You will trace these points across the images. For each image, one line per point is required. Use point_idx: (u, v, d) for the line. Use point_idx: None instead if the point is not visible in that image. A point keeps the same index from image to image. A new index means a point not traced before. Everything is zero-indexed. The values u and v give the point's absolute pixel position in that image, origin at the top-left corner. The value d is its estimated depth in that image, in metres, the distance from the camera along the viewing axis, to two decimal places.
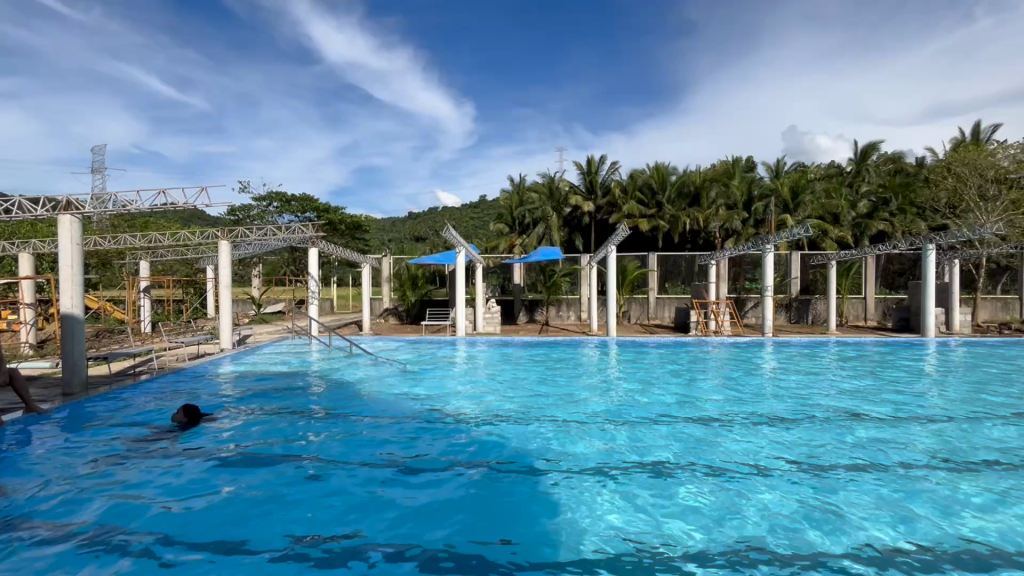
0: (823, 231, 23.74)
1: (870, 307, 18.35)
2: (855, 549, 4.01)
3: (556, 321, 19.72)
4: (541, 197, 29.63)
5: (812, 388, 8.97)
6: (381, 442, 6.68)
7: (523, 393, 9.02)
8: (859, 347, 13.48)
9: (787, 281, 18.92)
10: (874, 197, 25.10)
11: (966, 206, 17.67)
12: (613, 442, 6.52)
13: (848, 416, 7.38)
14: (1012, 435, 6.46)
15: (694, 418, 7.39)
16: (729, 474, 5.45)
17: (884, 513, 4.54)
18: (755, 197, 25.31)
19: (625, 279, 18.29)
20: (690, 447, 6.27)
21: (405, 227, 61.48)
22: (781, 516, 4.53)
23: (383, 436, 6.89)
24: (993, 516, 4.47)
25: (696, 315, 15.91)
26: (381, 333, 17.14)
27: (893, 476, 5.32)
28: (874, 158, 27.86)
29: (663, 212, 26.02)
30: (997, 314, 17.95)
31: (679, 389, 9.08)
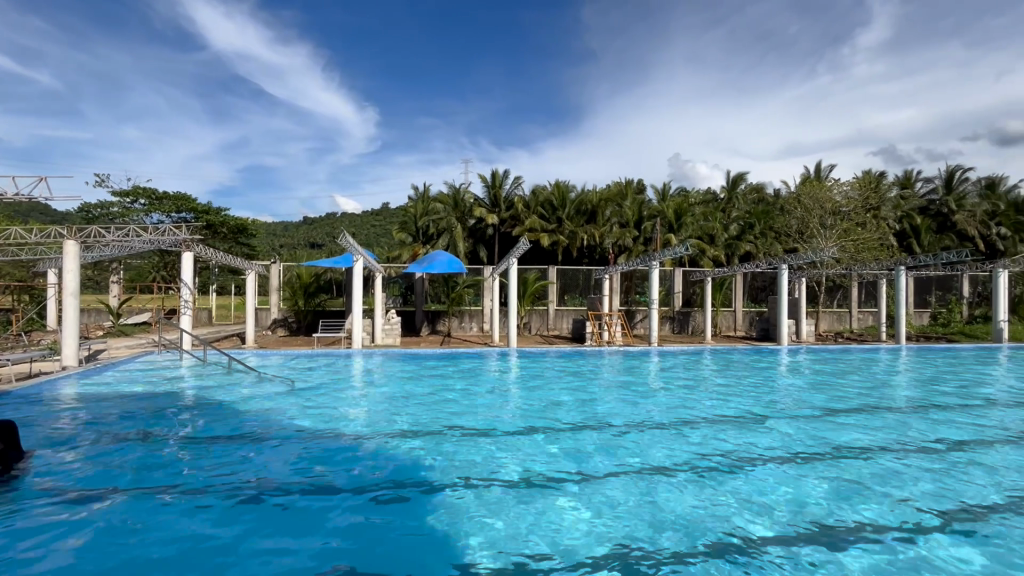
0: (701, 250, 26.31)
1: (739, 318, 20.60)
2: (728, 534, 4.46)
3: (458, 332, 19.64)
4: (445, 207, 29.52)
5: (691, 394, 9.82)
6: (272, 462, 6.14)
7: (424, 407, 8.83)
8: (729, 355, 15.10)
9: (672, 295, 20.57)
10: (741, 221, 28.31)
11: (812, 232, 20.66)
12: (519, 451, 6.59)
13: (719, 417, 8.21)
14: (843, 428, 7.60)
15: (590, 426, 7.69)
16: (626, 477, 5.72)
17: (762, 507, 5.00)
18: (645, 217, 27.41)
19: (526, 292, 18.75)
20: (586, 453, 6.50)
21: (300, 231, 57.74)
22: (669, 512, 4.89)
23: (275, 456, 6.34)
24: (834, 498, 5.20)
25: (591, 326, 16.78)
26: (268, 346, 15.73)
27: (760, 469, 5.98)
28: (742, 187, 31.62)
29: (563, 227, 27.15)
30: (834, 325, 21.06)
31: (574, 398, 9.49)
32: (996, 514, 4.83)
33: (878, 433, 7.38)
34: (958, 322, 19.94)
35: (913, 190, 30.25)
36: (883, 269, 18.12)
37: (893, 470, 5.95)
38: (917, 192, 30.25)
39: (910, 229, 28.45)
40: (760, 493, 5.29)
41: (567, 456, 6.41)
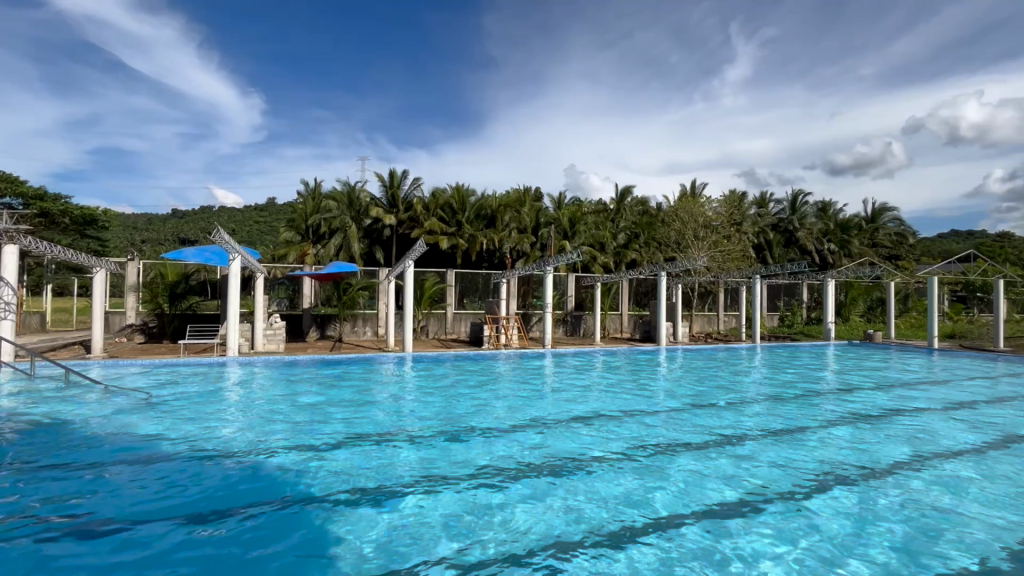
0: (593, 257, 27.83)
1: (625, 321, 22.14)
2: (615, 524, 4.73)
3: (351, 337, 18.70)
4: (339, 205, 28.02)
5: (581, 394, 10.29)
6: (129, 489, 5.36)
7: (313, 417, 8.27)
8: (616, 356, 16.14)
9: (565, 299, 21.44)
10: (628, 231, 30.44)
11: (688, 243, 22.87)
12: (414, 458, 6.42)
13: (605, 414, 8.68)
14: (710, 420, 8.42)
15: (487, 429, 7.72)
16: (521, 477, 5.82)
17: (644, 495, 5.37)
18: (542, 223, 28.35)
19: (423, 295, 18.38)
20: (485, 456, 6.52)
21: (167, 225, 51.23)
22: (561, 508, 5.06)
23: (134, 482, 5.56)
24: (705, 482, 5.74)
25: (488, 330, 16.94)
26: (120, 356, 13.64)
27: (643, 460, 6.43)
28: (629, 200, 34.07)
29: (462, 231, 27.05)
30: (705, 327, 23.46)
31: (471, 401, 9.48)
32: (832, 487, 5.64)
33: (737, 422, 8.30)
34: (800, 324, 23.26)
35: (768, 209, 34.81)
36: (744, 277, 20.56)
37: (754, 454, 6.73)
38: (771, 211, 34.86)
39: (765, 242, 32.71)
40: (646, 483, 5.69)
41: (466, 459, 6.37)
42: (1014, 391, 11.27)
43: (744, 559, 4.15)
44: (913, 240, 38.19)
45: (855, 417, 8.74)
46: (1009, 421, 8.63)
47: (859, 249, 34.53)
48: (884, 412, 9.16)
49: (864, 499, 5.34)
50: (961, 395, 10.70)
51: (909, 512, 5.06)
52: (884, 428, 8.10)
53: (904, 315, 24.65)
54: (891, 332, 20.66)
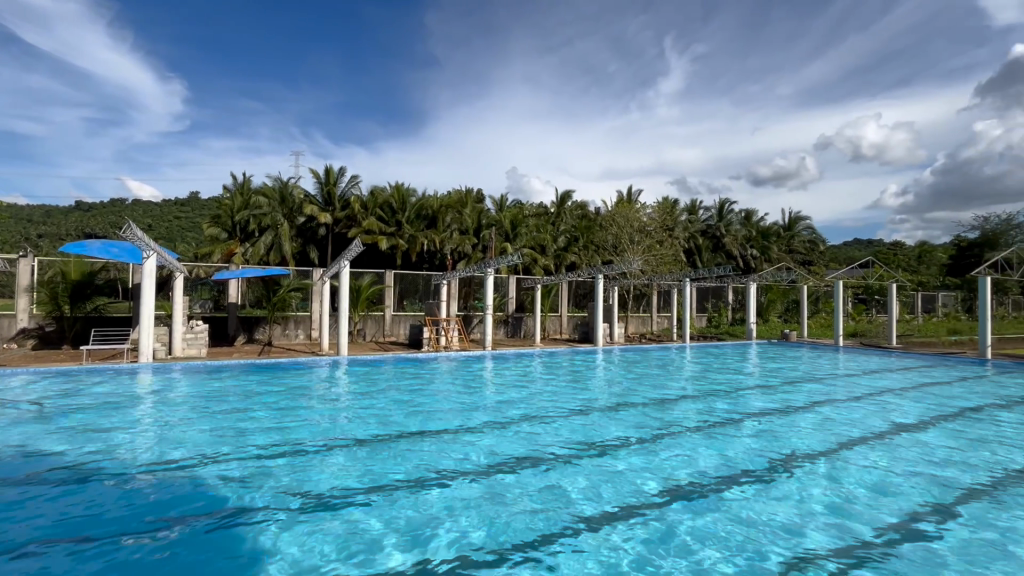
0: (534, 259, 28.19)
1: (564, 322, 22.58)
2: (553, 523, 4.79)
3: (282, 341, 17.80)
4: (270, 202, 26.63)
5: (520, 396, 10.36)
6: (20, 514, 4.81)
7: (241, 425, 7.82)
8: (556, 357, 16.44)
9: (506, 301, 21.55)
10: (568, 234, 31.09)
11: (624, 246, 23.73)
12: (349, 466, 6.20)
13: (543, 415, 8.80)
14: (643, 418, 8.75)
15: (425, 433, 7.59)
16: (460, 481, 5.77)
17: (583, 493, 5.47)
18: (483, 225, 28.30)
19: (360, 297, 17.81)
20: (428, 460, 6.45)
21: (70, 217, 46.45)
22: (499, 510, 5.06)
23: (27, 506, 4.99)
24: (640, 478, 5.93)
25: (428, 332, 16.71)
26: (8, 363, 12.16)
27: (580, 458, 6.57)
28: (568, 204, 34.85)
29: (402, 231, 26.52)
30: (640, 327, 24.45)
31: (411, 405, 9.34)
32: (756, 476, 6.06)
33: (668, 419, 8.67)
34: (725, 324, 24.81)
35: (698, 216, 36.83)
36: (676, 280, 21.60)
37: (686, 448, 7.10)
38: (700, 217, 36.90)
39: (695, 247, 34.61)
40: (587, 479, 5.85)
41: (408, 464, 6.28)
42: (905, 383, 12.60)
43: (678, 550, 4.36)
44: (822, 247, 41.80)
45: (774, 411, 9.43)
46: (902, 410, 9.61)
47: (777, 255, 37.31)
48: (798, 405, 9.91)
49: (783, 486, 5.77)
50: (862, 388, 11.79)
51: (822, 496, 5.52)
52: (797, 420, 8.77)
53: (815, 316, 26.93)
54: (804, 331, 22.49)
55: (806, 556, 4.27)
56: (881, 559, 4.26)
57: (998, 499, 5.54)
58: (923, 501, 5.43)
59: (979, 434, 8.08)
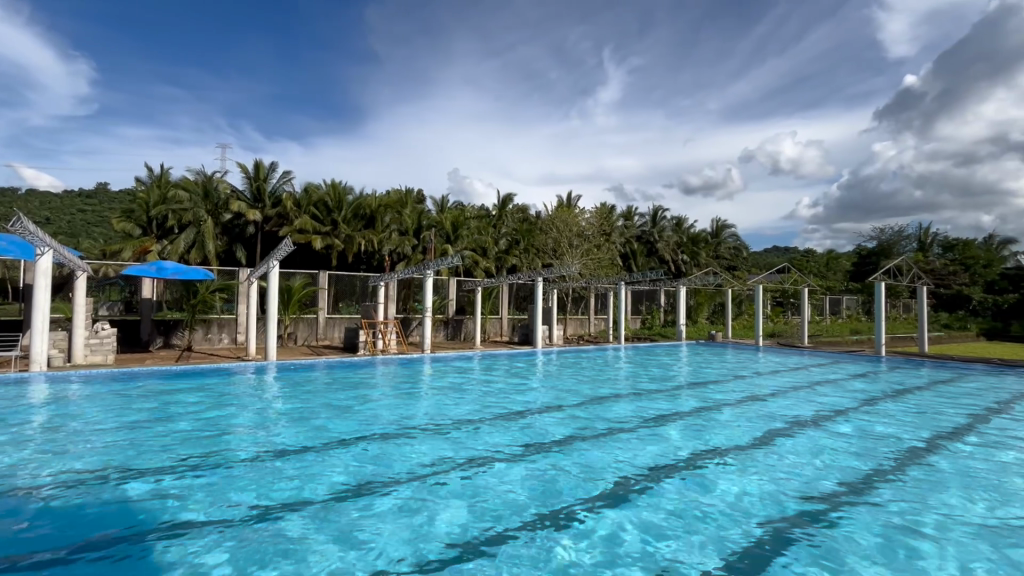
0: (475, 261, 28.13)
1: (504, 324, 22.70)
2: (495, 525, 4.80)
3: (203, 345, 16.59)
4: (191, 196, 24.83)
5: (460, 399, 10.28)
6: None
7: (155, 436, 7.22)
8: (495, 359, 16.47)
9: (446, 303, 21.32)
10: (509, 237, 31.34)
11: (564, 250, 24.25)
12: (281, 475, 5.91)
13: (483, 418, 8.78)
14: (580, 418, 8.96)
15: (362, 440, 7.37)
16: (399, 488, 5.66)
17: (523, 494, 5.53)
18: (423, 226, 27.67)
19: (291, 299, 16.97)
20: (364, 466, 6.28)
21: None
22: (441, 514, 5.01)
23: None
24: (578, 476, 6.08)
25: (364, 335, 16.20)
26: None
27: (520, 460, 6.64)
28: (510, 207, 35.12)
29: (338, 231, 25.54)
30: (577, 329, 25.08)
31: (346, 411, 9.03)
32: (686, 470, 6.38)
33: (604, 418, 8.93)
34: (657, 326, 25.91)
35: (633, 221, 38.29)
36: (613, 283, 22.32)
37: (622, 445, 7.36)
38: (636, 223, 38.38)
39: (630, 251, 35.92)
40: (527, 480, 5.91)
41: (343, 473, 6.06)
42: (815, 379, 13.73)
43: (615, 545, 4.49)
44: (745, 253, 44.81)
45: (702, 408, 9.96)
46: (812, 404, 10.45)
47: (704, 260, 39.55)
48: (722, 402, 10.53)
49: (712, 479, 6.10)
50: (778, 385, 12.72)
51: (746, 485, 5.90)
52: (721, 416, 9.31)
53: (738, 317, 28.76)
54: (728, 332, 23.94)
55: (736, 542, 4.53)
56: (798, 542, 4.60)
57: (895, 480, 6.15)
58: (832, 486, 5.93)
59: (878, 423, 8.94)
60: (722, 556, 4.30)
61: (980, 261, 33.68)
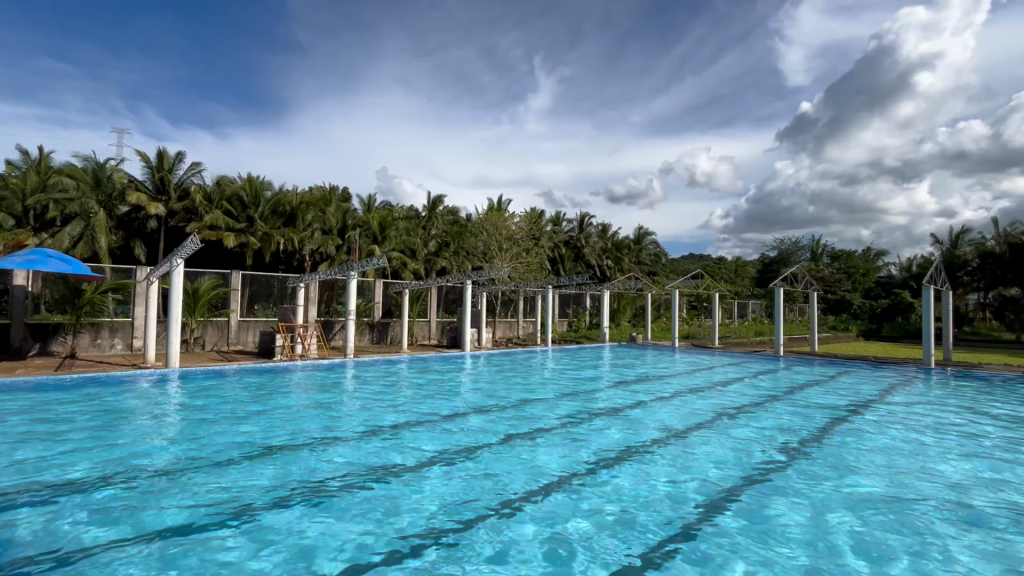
0: (403, 263, 27.54)
1: (433, 328, 22.39)
2: (420, 531, 4.75)
3: (91, 352, 14.85)
4: (79, 185, 22.19)
5: (384, 405, 9.99)
6: None
7: (28, 457, 6.38)
8: (423, 363, 16.18)
9: (372, 306, 20.67)
10: (439, 239, 30.96)
11: (494, 253, 24.38)
12: (183, 492, 5.46)
13: (408, 425, 8.60)
14: (507, 421, 9.03)
15: (278, 450, 6.98)
16: (319, 499, 5.43)
17: (449, 499, 5.50)
18: (349, 226, 26.61)
19: (198, 300, 15.61)
20: (280, 480, 5.90)
21: None
22: (364, 524, 4.86)
23: None
24: (504, 478, 6.13)
25: (282, 340, 15.29)
26: None
27: (446, 465, 6.58)
28: (440, 208, 34.76)
29: (254, 228, 23.94)
30: (507, 331, 25.29)
31: (257, 421, 8.44)
32: (610, 466, 6.58)
33: (530, 421, 9.06)
34: (583, 328, 26.76)
35: (562, 227, 39.34)
36: (541, 287, 22.74)
37: (548, 445, 7.51)
38: (564, 229, 39.43)
39: (559, 256, 36.85)
40: (454, 488, 5.83)
41: (256, 488, 5.65)
42: (724, 377, 14.82)
43: (544, 544, 4.51)
44: (663, 259, 47.51)
45: (624, 407, 10.37)
46: (720, 401, 11.26)
47: (628, 265, 41.45)
48: (641, 401, 11.07)
49: (632, 473, 6.37)
50: (691, 384, 13.58)
51: (666, 478, 6.18)
52: (640, 415, 9.76)
53: (657, 320, 30.39)
54: (648, 334, 25.22)
55: (650, 531, 4.79)
56: (716, 527, 4.89)
57: (794, 466, 6.73)
58: (739, 474, 6.37)
59: (775, 416, 9.79)
60: (643, 545, 4.53)
61: (860, 270, 38.09)
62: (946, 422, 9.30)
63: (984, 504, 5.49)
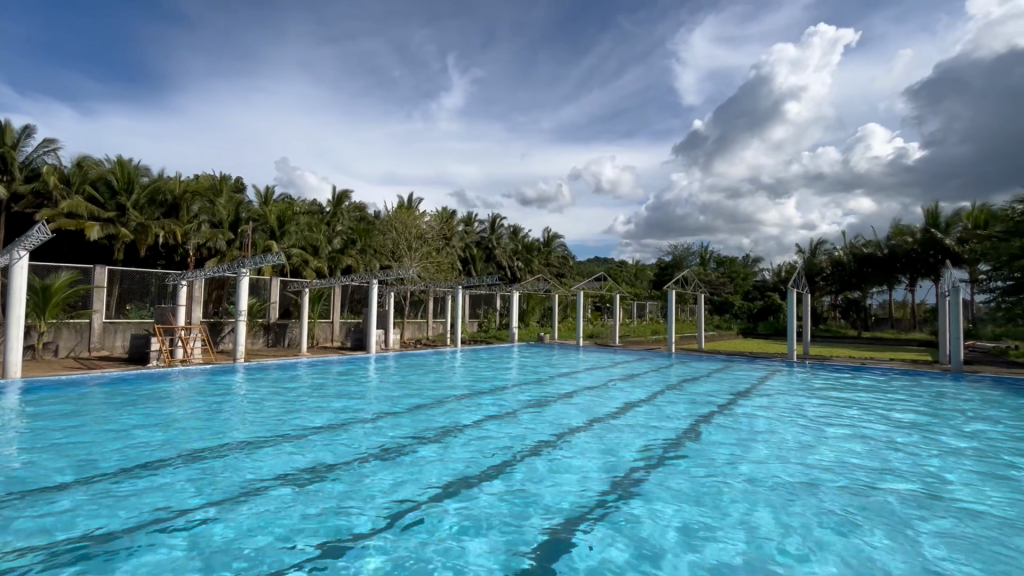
0: (304, 260, 25.90)
1: (336, 329, 21.28)
2: (323, 540, 4.55)
3: None
4: None
5: (280, 412, 9.34)
6: None
7: None
8: (324, 367, 15.32)
9: (267, 306, 19.16)
10: (345, 236, 29.55)
11: (403, 253, 23.81)
12: (36, 519, 4.74)
13: (307, 432, 8.14)
14: (413, 425, 8.83)
15: (157, 465, 6.28)
16: (209, 514, 5.00)
17: (354, 506, 5.31)
18: (242, 219, 24.46)
19: (49, 299, 13.42)
20: (157, 497, 5.35)
21: None
22: (260, 538, 4.55)
23: None
24: (411, 482, 6.03)
25: (158, 344, 13.65)
26: None
27: (349, 471, 6.33)
28: (346, 204, 33.22)
29: (126, 218, 21.15)
30: (415, 333, 24.78)
31: (128, 434, 7.54)
32: (515, 464, 6.74)
33: (436, 424, 8.95)
34: (493, 328, 27.01)
35: (473, 227, 39.42)
36: (451, 287, 22.55)
37: (455, 447, 7.50)
38: (475, 229, 39.52)
39: (469, 257, 36.89)
40: (357, 494, 5.64)
41: (129, 509, 5.06)
42: (623, 375, 15.74)
43: (448, 544, 4.52)
44: (570, 261, 49.48)
45: (531, 407, 10.63)
46: (619, 397, 11.93)
47: (537, 267, 42.59)
48: (546, 401, 11.39)
49: (538, 469, 6.58)
50: (593, 382, 14.22)
51: (569, 473, 6.45)
52: (545, 414, 10.04)
53: (564, 321, 31.52)
54: (555, 334, 26.06)
55: (555, 523, 4.99)
56: (613, 517, 5.19)
57: (681, 455, 7.34)
58: (634, 465, 6.83)
59: (666, 410, 10.58)
60: (550, 536, 4.73)
61: (740, 275, 42.45)
62: (805, 409, 10.65)
63: (838, 480, 6.33)
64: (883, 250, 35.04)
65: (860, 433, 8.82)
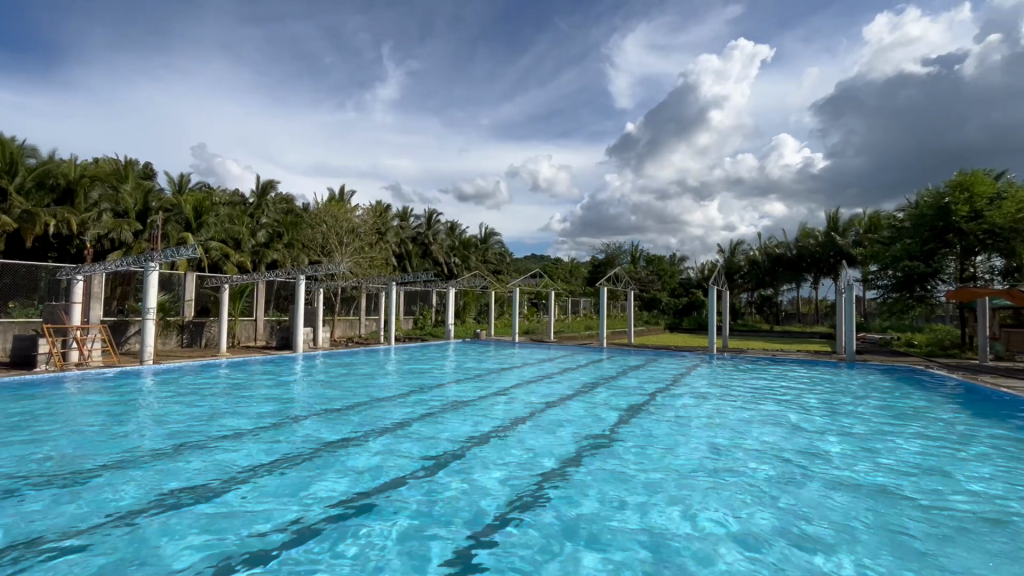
0: (224, 254, 24.16)
1: (260, 327, 20.04)
2: (251, 543, 4.34)
3: None
4: None
5: (198, 416, 8.70)
6: None
7: None
8: (245, 367, 14.39)
9: (181, 303, 17.66)
10: (270, 229, 27.90)
11: (334, 247, 22.86)
12: None
13: (230, 434, 7.66)
14: (344, 424, 8.53)
15: (56, 476, 5.69)
16: (120, 523, 4.62)
17: (285, 506, 5.10)
18: (152, 208, 22.47)
19: None
20: (54, 510, 4.84)
21: None
22: (180, 545, 4.26)
23: None
24: (345, 480, 5.86)
25: (48, 346, 12.22)
26: None
27: (277, 473, 6.05)
28: (272, 195, 31.35)
29: (8, 204, 18.68)
30: (347, 330, 23.90)
31: (17, 444, 6.73)
32: (452, 458, 6.73)
33: (368, 422, 8.69)
34: (428, 325, 26.60)
35: (408, 222, 38.58)
36: (384, 283, 21.92)
37: (391, 444, 7.35)
38: (411, 224, 38.69)
39: (405, 253, 36.06)
40: (283, 498, 5.32)
41: (24, 523, 4.56)
42: (557, 370, 16.06)
43: (385, 538, 4.47)
44: (507, 258, 49.76)
45: (466, 403, 10.60)
46: (552, 392, 12.16)
47: (474, 263, 42.45)
48: (481, 397, 11.39)
49: (475, 462, 6.60)
50: (528, 378, 14.39)
51: (506, 464, 6.53)
52: (481, 409, 10.04)
53: (500, 317, 31.64)
54: (491, 331, 26.08)
55: (493, 512, 5.06)
56: (550, 504, 5.30)
57: (611, 443, 7.65)
58: (568, 454, 7.02)
59: (598, 402, 10.93)
60: (487, 524, 4.79)
61: (668, 272, 44.63)
62: (723, 398, 11.39)
63: (751, 460, 6.85)
64: (792, 250, 38.21)
65: (770, 417, 9.58)
